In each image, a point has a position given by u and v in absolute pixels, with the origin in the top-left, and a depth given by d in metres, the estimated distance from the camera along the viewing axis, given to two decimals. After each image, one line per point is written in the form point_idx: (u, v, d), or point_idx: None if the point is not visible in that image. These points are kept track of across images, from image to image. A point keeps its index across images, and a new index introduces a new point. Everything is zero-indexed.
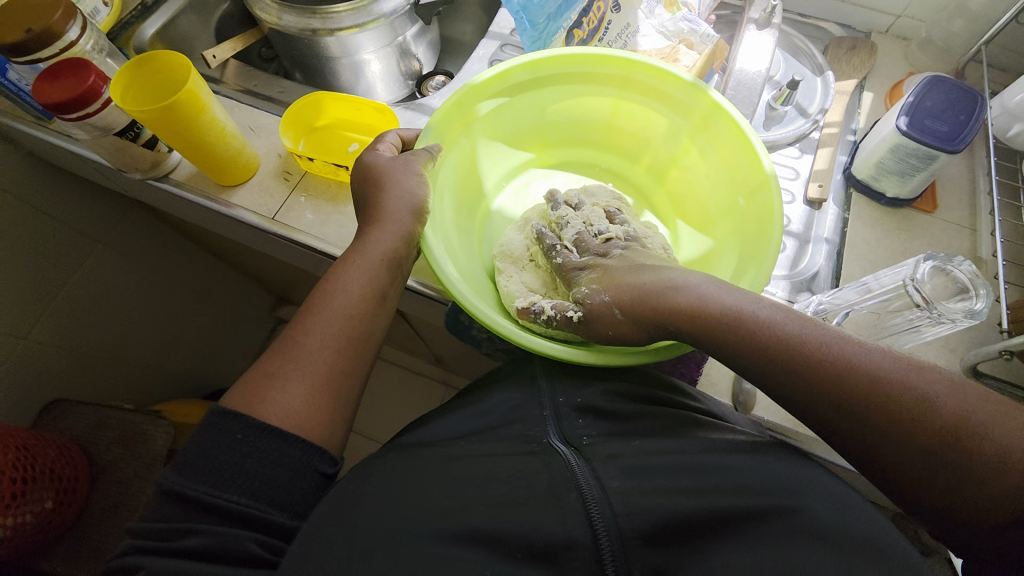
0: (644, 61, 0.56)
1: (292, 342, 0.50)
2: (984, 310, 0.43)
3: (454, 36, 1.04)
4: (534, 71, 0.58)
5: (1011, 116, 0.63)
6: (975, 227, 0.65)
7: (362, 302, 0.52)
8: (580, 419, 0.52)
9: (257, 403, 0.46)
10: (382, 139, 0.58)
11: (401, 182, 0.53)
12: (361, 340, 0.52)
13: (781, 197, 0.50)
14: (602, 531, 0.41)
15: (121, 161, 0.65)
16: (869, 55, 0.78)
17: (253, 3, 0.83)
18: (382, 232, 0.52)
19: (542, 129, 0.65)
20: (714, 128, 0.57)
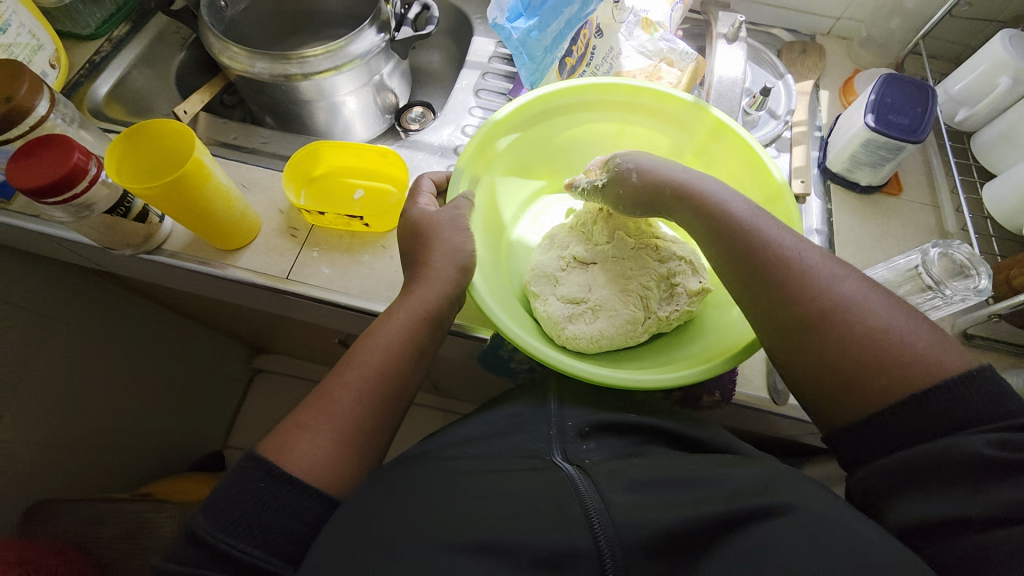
0: (649, 87, 0.62)
1: (326, 393, 0.49)
2: (987, 287, 0.49)
3: (422, 65, 1.04)
4: (547, 104, 0.63)
5: (957, 103, 0.73)
6: (937, 203, 0.73)
7: (399, 358, 0.51)
8: (584, 445, 0.54)
9: (284, 453, 0.45)
10: (422, 187, 0.60)
11: (450, 237, 0.54)
12: (395, 395, 0.51)
13: (796, 203, 0.56)
14: (605, 542, 0.41)
15: (110, 239, 0.60)
16: (820, 56, 0.86)
17: (216, 49, 0.77)
18: (428, 290, 0.53)
19: (551, 157, 0.70)
20: (719, 143, 0.63)
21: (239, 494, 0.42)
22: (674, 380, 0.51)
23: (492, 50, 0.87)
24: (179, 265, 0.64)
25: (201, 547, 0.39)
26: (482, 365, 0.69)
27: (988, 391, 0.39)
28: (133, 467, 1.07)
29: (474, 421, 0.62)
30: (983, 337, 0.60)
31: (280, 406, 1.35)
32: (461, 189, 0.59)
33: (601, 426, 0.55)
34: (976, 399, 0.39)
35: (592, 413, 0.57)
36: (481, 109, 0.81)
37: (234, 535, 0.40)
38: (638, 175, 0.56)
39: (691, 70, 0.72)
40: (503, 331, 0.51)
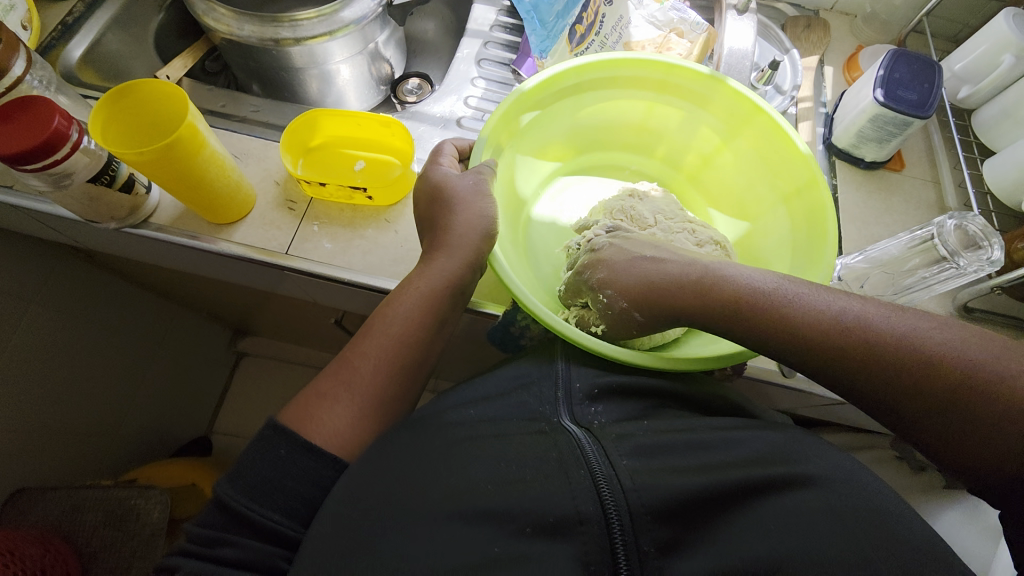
0: (684, 66, 0.60)
1: (345, 363, 0.48)
2: (1000, 258, 0.49)
3: (416, 34, 0.99)
4: (579, 76, 0.62)
5: (959, 80, 0.74)
6: (938, 180, 0.74)
7: (418, 330, 0.49)
8: (591, 406, 0.50)
9: (306, 423, 0.44)
10: (443, 151, 0.58)
11: (472, 206, 0.52)
12: (414, 368, 0.50)
13: (832, 193, 0.55)
14: (613, 510, 0.39)
15: (92, 211, 0.56)
16: (824, 31, 0.85)
17: (199, 10, 0.72)
18: (450, 258, 0.51)
19: (576, 132, 0.69)
20: (754, 128, 0.62)
21: (257, 463, 0.42)
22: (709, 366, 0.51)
23: (493, 18, 0.84)
24: (167, 240, 0.60)
25: (227, 512, 0.40)
26: (493, 342, 0.67)
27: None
28: (117, 455, 1.03)
29: (470, 386, 0.58)
30: (982, 310, 0.62)
31: (269, 391, 1.31)
32: (483, 159, 0.57)
33: (609, 390, 0.52)
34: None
35: (599, 374, 0.53)
36: (485, 80, 0.78)
37: (250, 500, 0.40)
38: (641, 314, 0.49)
39: (702, 41, 0.70)
40: (529, 308, 0.50)
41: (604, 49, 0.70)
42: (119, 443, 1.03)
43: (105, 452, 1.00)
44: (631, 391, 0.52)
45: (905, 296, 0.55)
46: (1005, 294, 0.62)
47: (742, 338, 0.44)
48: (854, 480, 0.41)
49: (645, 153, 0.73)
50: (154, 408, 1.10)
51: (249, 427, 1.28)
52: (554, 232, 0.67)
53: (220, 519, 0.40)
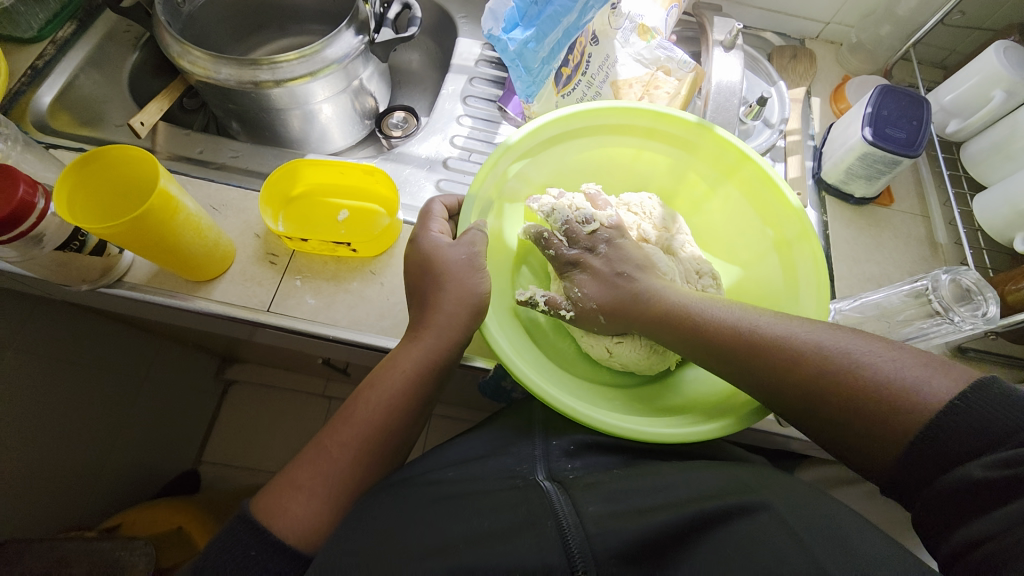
0: (673, 114, 0.61)
1: (322, 446, 0.45)
2: (996, 314, 0.49)
3: (401, 66, 0.98)
4: (564, 125, 0.62)
5: (948, 113, 0.73)
6: (927, 214, 0.73)
7: (403, 406, 0.47)
8: (569, 461, 0.51)
9: (276, 515, 0.41)
10: (433, 214, 0.56)
11: (464, 280, 0.51)
12: (394, 444, 0.47)
13: (823, 248, 0.56)
14: (578, 554, 0.38)
15: (62, 275, 0.53)
16: (810, 62, 0.84)
17: (174, 52, 0.69)
18: (438, 337, 0.49)
19: (562, 178, 0.68)
20: (743, 176, 0.62)
21: (222, 556, 0.39)
22: (711, 435, 0.49)
23: (478, 52, 0.82)
24: (142, 299, 0.58)
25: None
26: (482, 393, 0.66)
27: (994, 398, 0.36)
28: (100, 499, 1.00)
29: (458, 448, 0.57)
30: (976, 351, 0.61)
31: (257, 424, 1.27)
32: (472, 221, 0.56)
33: (586, 445, 0.54)
34: (983, 413, 0.36)
35: (576, 433, 0.55)
36: (470, 118, 0.77)
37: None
38: (604, 316, 0.57)
39: (689, 80, 0.69)
40: (523, 382, 0.49)
41: (591, 88, 0.69)
42: (101, 487, 0.99)
43: (87, 498, 0.96)
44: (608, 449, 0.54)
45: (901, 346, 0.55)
46: (997, 335, 0.61)
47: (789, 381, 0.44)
48: (823, 513, 0.39)
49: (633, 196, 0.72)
50: (138, 447, 1.06)
51: (237, 462, 1.24)
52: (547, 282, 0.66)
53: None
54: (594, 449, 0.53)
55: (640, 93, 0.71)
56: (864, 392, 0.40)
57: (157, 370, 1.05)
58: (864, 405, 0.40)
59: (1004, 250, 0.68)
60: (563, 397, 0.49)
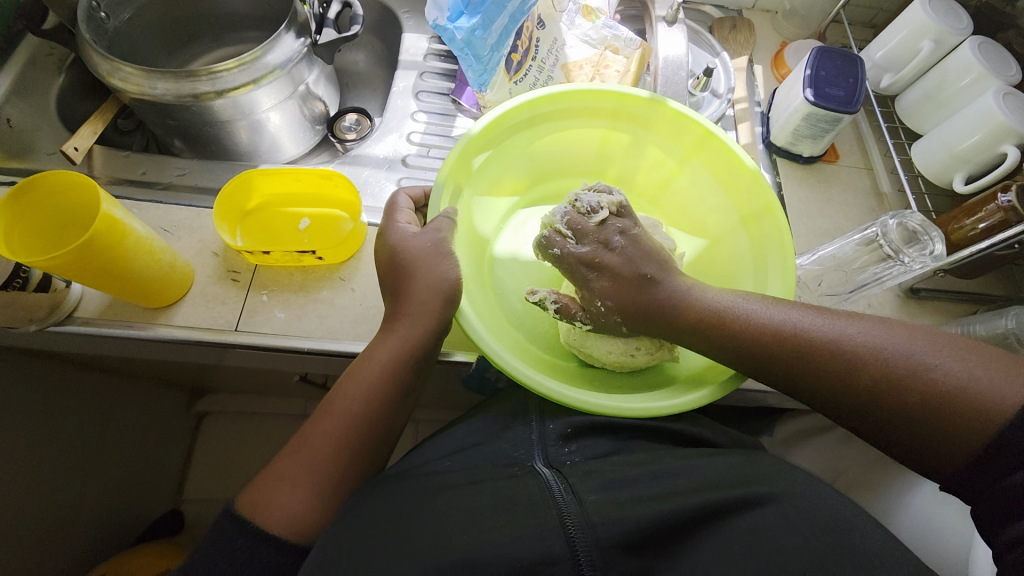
0: (634, 94, 0.63)
1: (305, 441, 0.45)
2: (942, 250, 0.53)
3: (347, 67, 0.95)
4: (531, 110, 0.62)
5: (881, 69, 0.77)
6: (871, 166, 0.77)
7: (384, 403, 0.47)
8: (566, 445, 0.50)
9: (263, 508, 0.41)
10: (398, 206, 0.56)
11: (433, 266, 0.50)
12: (379, 440, 0.46)
13: (787, 220, 0.58)
14: (582, 547, 0.38)
15: (6, 317, 0.50)
16: (749, 31, 0.87)
17: (100, 68, 0.65)
18: (413, 325, 0.49)
19: (530, 164, 0.70)
20: (707, 151, 0.64)
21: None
22: (695, 403, 0.51)
23: (425, 46, 0.81)
24: (98, 334, 0.55)
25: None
26: (469, 387, 0.65)
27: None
28: (79, 551, 0.94)
29: (441, 437, 0.57)
30: (927, 290, 0.65)
31: (238, 451, 1.23)
32: (440, 208, 0.55)
33: (583, 427, 0.53)
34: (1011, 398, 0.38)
35: (572, 415, 0.54)
36: (425, 114, 0.76)
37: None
38: (623, 316, 0.53)
39: (637, 57, 0.70)
40: (502, 366, 0.49)
41: (542, 73, 0.69)
42: (75, 541, 0.93)
43: (60, 553, 0.90)
44: (607, 431, 0.53)
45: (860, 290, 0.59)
46: (945, 274, 0.65)
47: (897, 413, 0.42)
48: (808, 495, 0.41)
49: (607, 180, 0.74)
50: (112, 491, 1.00)
51: (220, 492, 1.19)
52: (521, 267, 0.67)
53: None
54: (589, 425, 0.53)
55: (591, 74, 0.70)
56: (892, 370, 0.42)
57: (126, 407, 0.99)
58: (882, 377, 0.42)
59: (942, 193, 0.72)
60: (535, 377, 0.49)
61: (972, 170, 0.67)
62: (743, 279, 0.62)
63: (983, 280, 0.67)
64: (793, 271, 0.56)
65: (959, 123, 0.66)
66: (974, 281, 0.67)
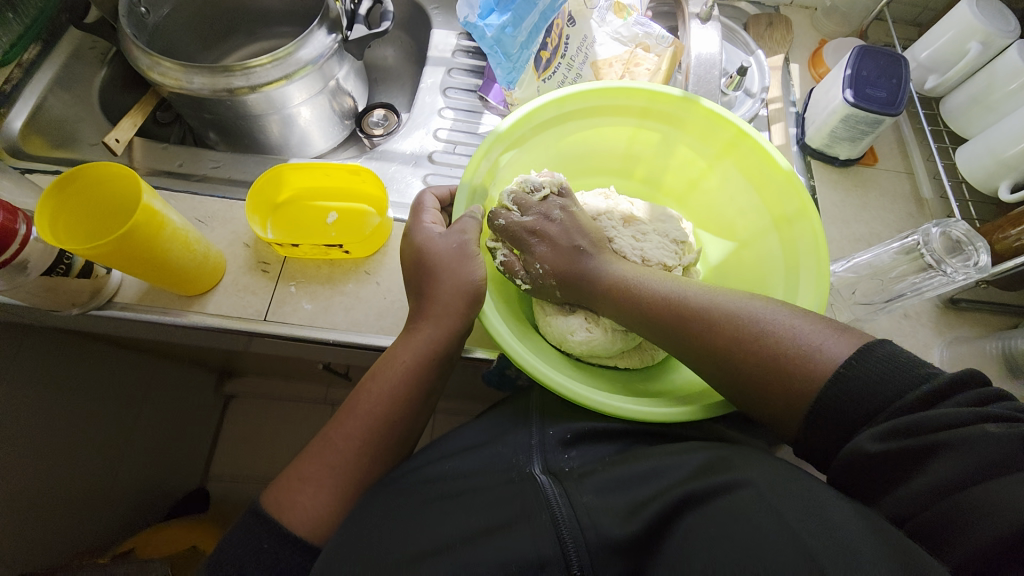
0: (666, 92, 0.61)
1: (328, 441, 0.46)
2: (987, 262, 0.50)
3: (377, 62, 0.96)
4: (560, 108, 0.62)
5: (926, 69, 0.74)
6: (911, 171, 0.74)
7: (406, 405, 0.48)
8: (565, 452, 0.50)
9: (287, 509, 0.43)
10: (424, 205, 0.56)
11: (459, 269, 0.51)
12: (400, 441, 0.48)
13: (822, 224, 0.56)
14: (572, 550, 0.38)
15: (51, 301, 0.52)
16: (787, 28, 0.84)
17: (142, 63, 0.67)
18: (436, 327, 0.49)
19: (558, 160, 0.69)
20: (739, 151, 0.63)
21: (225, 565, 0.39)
22: (718, 410, 0.50)
23: (454, 43, 0.81)
24: (135, 319, 0.57)
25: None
26: (488, 383, 0.66)
27: (885, 359, 0.39)
28: (113, 523, 0.99)
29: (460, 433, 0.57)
30: (967, 302, 0.62)
31: (262, 434, 1.26)
32: (464, 211, 0.56)
33: (584, 433, 0.52)
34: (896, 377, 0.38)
35: (572, 421, 0.53)
36: (452, 110, 0.76)
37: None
38: (557, 279, 0.58)
39: (668, 55, 0.68)
40: (525, 367, 0.49)
41: (571, 70, 0.69)
42: (109, 513, 0.97)
43: (95, 525, 0.94)
44: (611, 437, 0.52)
45: (896, 300, 0.57)
46: (987, 285, 0.62)
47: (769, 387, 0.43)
48: None
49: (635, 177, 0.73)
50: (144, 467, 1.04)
51: (244, 474, 1.23)
52: None
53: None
54: (588, 433, 0.52)
55: (622, 72, 0.70)
56: (768, 356, 0.43)
57: (158, 388, 1.03)
58: (756, 348, 0.44)
59: (988, 200, 0.69)
60: (558, 379, 0.50)
61: (1020, 177, 0.63)
62: (773, 284, 0.61)
63: None
64: (828, 279, 0.54)
65: (1007, 128, 0.63)
66: (1019, 294, 0.63)
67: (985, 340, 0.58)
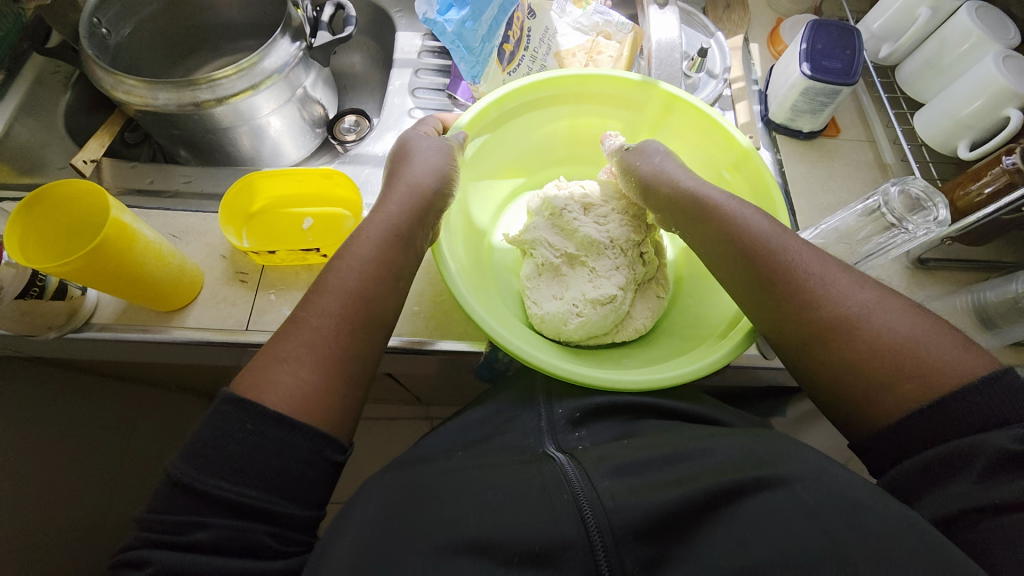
0: (597, 73, 0.63)
1: (298, 322, 0.44)
2: (946, 216, 0.52)
3: (345, 69, 0.96)
4: (502, 107, 0.63)
5: (879, 40, 0.76)
6: (873, 138, 0.76)
7: (372, 282, 0.47)
8: (575, 431, 0.51)
9: (264, 389, 0.41)
10: (426, 120, 0.61)
11: (433, 162, 0.55)
12: (368, 320, 0.46)
13: (767, 162, 0.58)
14: (596, 533, 0.38)
15: (26, 326, 0.52)
16: (744, 9, 0.86)
17: (106, 83, 0.67)
18: (402, 203, 0.52)
19: (510, 154, 0.69)
20: (675, 116, 0.65)
21: None
22: (706, 369, 0.50)
23: (419, 44, 0.82)
24: (114, 339, 0.56)
25: (191, 494, 0.36)
26: (481, 377, 0.67)
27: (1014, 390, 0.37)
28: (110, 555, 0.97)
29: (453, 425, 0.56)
30: (936, 260, 0.64)
31: None
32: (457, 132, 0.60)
33: (593, 410, 0.53)
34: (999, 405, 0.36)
35: (581, 398, 0.54)
36: (421, 110, 0.77)
37: (233, 482, 0.37)
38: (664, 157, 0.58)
39: (630, 41, 0.70)
40: (511, 350, 0.50)
41: (536, 62, 0.69)
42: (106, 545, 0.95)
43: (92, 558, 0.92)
44: (620, 407, 0.54)
45: (863, 260, 0.59)
46: (953, 243, 0.64)
47: (856, 371, 0.41)
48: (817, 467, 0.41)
49: (582, 162, 0.74)
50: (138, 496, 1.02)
51: None
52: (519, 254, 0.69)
53: (188, 501, 0.36)
54: (597, 408, 0.53)
55: (585, 60, 0.71)
56: (881, 345, 0.41)
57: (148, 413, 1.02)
58: (864, 336, 0.42)
59: (948, 161, 0.71)
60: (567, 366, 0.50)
61: (976, 136, 0.65)
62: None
63: (994, 247, 0.66)
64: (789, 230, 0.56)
65: (961, 88, 0.65)
66: (985, 249, 0.66)
67: (955, 295, 0.60)
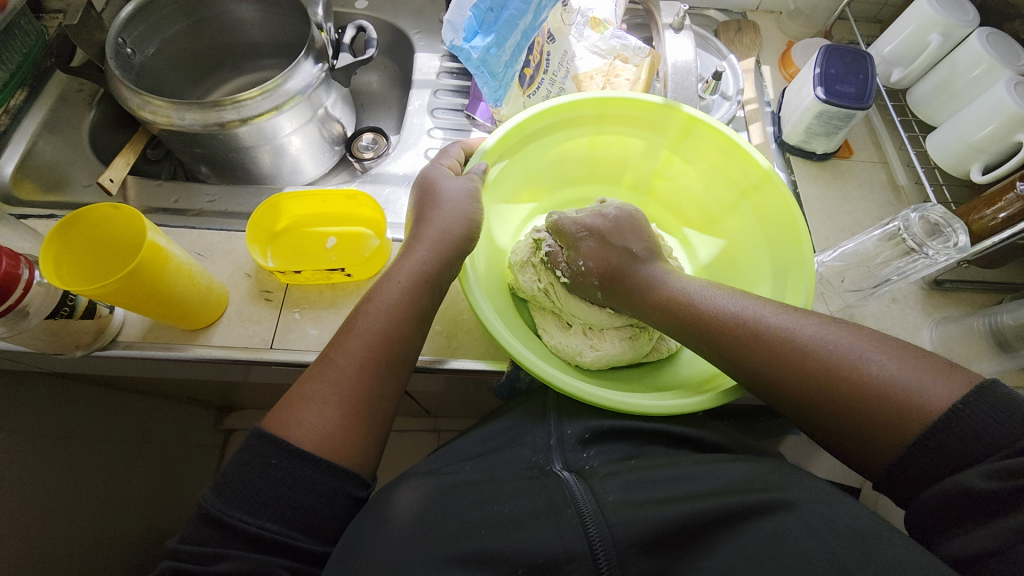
0: (617, 96, 0.63)
1: (327, 362, 0.45)
2: (966, 242, 0.53)
3: (362, 88, 0.98)
4: (524, 131, 0.63)
5: (890, 64, 0.78)
6: (885, 159, 0.78)
7: (399, 322, 0.47)
8: (585, 450, 0.49)
9: (291, 427, 0.41)
10: (448, 152, 0.61)
11: (465, 205, 0.55)
12: (396, 361, 0.47)
13: (786, 183, 0.60)
14: (600, 547, 0.38)
15: (55, 345, 0.52)
16: (755, 33, 0.88)
17: (130, 102, 0.68)
18: (431, 246, 0.52)
19: (531, 175, 0.70)
20: (694, 137, 0.66)
21: None
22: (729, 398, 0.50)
23: (437, 65, 0.84)
24: (140, 356, 0.57)
25: (219, 527, 0.37)
26: (499, 397, 0.67)
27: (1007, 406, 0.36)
28: None
29: (470, 440, 0.56)
30: (951, 282, 0.65)
31: None
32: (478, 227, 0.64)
33: (602, 432, 0.50)
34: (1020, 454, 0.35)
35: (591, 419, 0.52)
36: (441, 130, 0.78)
37: (257, 515, 0.38)
38: (602, 279, 0.58)
39: (647, 64, 0.71)
40: (547, 378, 0.49)
41: (555, 85, 0.71)
42: None
43: None
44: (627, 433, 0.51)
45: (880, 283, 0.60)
46: (967, 264, 0.65)
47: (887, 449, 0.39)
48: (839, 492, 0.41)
49: (601, 181, 0.76)
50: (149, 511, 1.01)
51: None
52: None
53: (212, 533, 0.37)
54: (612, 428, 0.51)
55: (603, 83, 0.72)
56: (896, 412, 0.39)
57: (161, 427, 1.01)
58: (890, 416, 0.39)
59: (960, 183, 0.72)
60: (591, 389, 0.50)
61: (989, 160, 0.66)
62: (763, 272, 0.63)
63: (1009, 269, 0.67)
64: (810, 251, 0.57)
65: (974, 114, 0.66)
66: (999, 270, 0.66)
67: (971, 317, 0.61)
